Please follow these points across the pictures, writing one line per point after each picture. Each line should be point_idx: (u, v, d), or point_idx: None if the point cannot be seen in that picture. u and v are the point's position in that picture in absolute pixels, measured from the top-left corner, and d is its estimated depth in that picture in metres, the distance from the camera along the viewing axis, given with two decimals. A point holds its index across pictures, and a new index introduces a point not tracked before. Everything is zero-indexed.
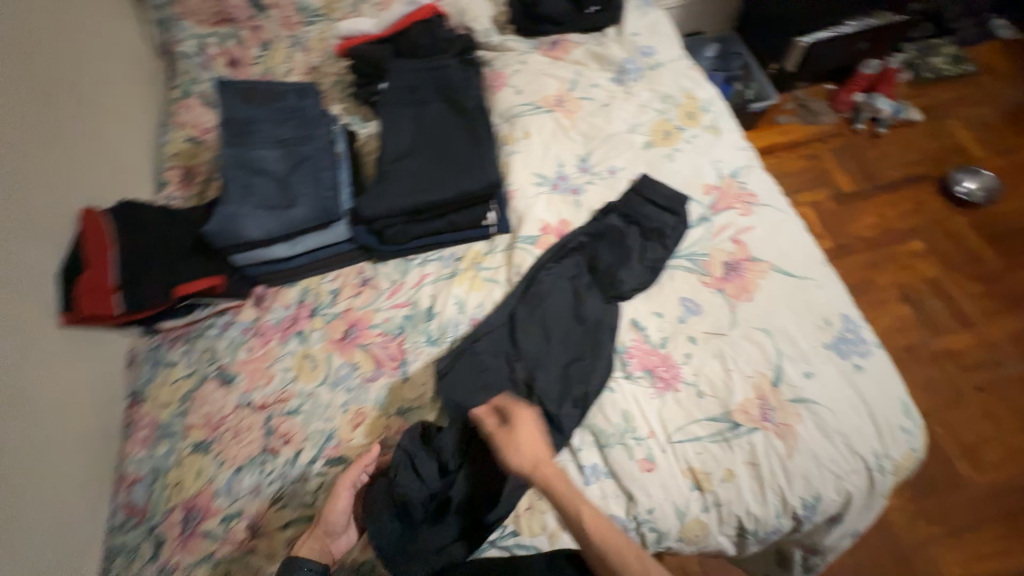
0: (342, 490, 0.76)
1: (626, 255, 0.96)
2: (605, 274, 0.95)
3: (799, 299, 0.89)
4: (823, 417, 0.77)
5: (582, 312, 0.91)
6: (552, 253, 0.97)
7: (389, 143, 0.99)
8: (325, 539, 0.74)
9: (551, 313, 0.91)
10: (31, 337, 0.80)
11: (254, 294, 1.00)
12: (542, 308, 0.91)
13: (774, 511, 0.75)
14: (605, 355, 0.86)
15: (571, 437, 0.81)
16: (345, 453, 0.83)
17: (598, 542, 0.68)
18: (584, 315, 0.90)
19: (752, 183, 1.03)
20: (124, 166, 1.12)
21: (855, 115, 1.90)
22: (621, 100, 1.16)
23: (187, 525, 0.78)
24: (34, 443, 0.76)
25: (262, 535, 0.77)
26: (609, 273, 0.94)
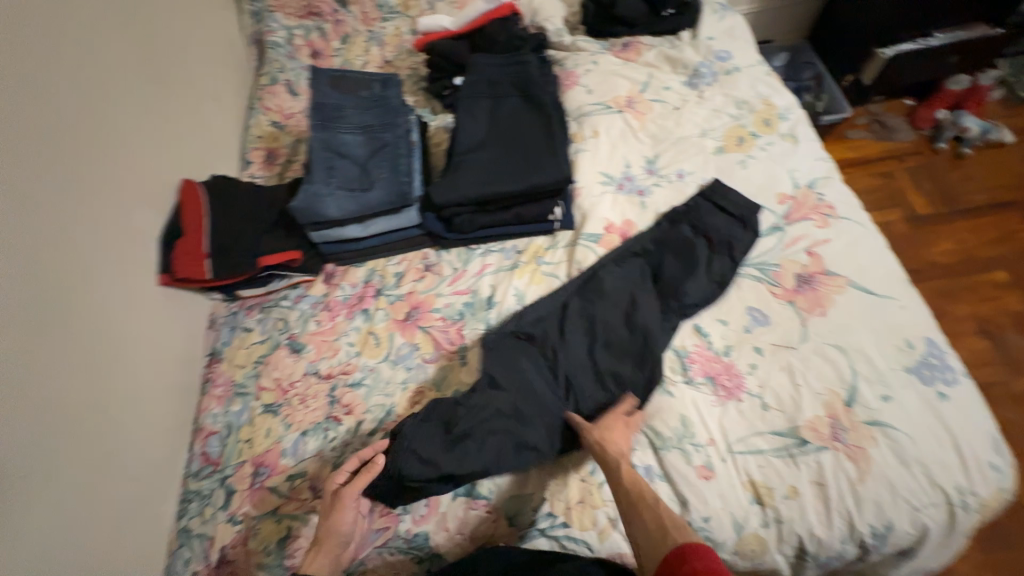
0: (348, 502, 0.71)
1: (692, 264, 0.94)
2: (668, 284, 0.93)
3: (879, 318, 0.84)
4: (901, 444, 0.73)
5: (636, 318, 0.88)
6: (616, 256, 0.97)
7: (463, 134, 1.02)
8: (335, 552, 0.70)
9: (603, 314, 0.90)
10: (132, 293, 0.88)
11: (325, 271, 1.06)
12: (597, 309, 0.90)
13: (839, 536, 0.72)
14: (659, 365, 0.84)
15: None
16: None
17: (631, 496, 0.68)
18: (635, 322, 0.88)
19: (831, 195, 0.99)
20: (216, 144, 1.21)
21: (936, 133, 1.78)
22: (693, 104, 1.15)
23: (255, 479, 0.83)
24: (127, 388, 0.83)
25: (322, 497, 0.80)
26: (673, 283, 0.92)
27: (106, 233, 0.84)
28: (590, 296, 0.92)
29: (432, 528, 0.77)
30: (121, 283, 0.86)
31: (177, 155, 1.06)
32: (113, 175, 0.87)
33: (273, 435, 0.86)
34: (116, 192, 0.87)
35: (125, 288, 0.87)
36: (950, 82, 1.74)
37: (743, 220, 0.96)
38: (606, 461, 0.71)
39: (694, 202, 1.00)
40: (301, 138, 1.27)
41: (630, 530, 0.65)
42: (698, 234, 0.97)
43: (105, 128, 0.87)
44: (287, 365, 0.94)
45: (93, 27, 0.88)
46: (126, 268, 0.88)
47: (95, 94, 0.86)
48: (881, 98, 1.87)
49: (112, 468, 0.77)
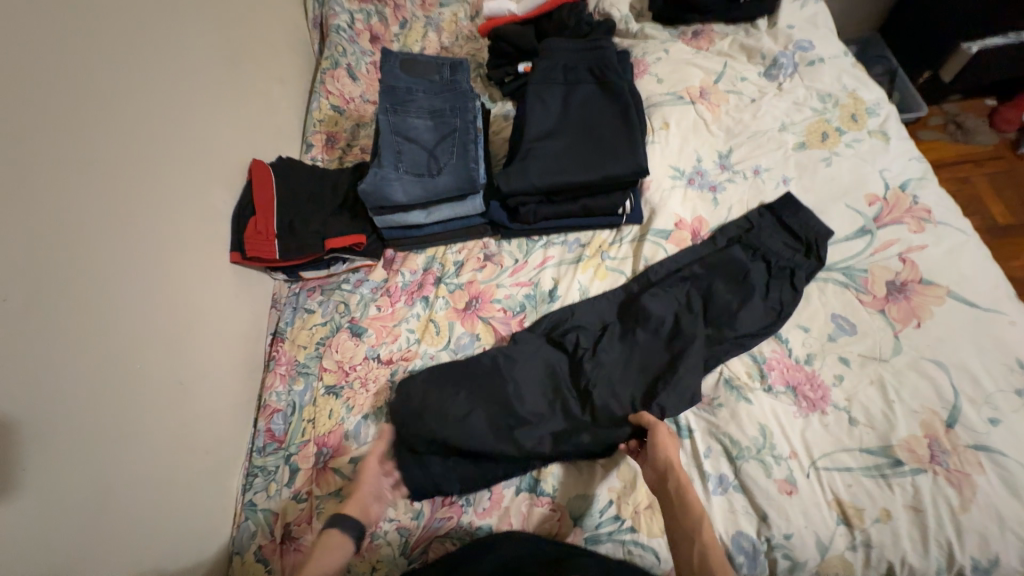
0: (370, 460, 0.75)
1: (744, 291, 0.86)
2: (721, 299, 0.86)
3: (983, 334, 0.77)
4: (1011, 473, 0.67)
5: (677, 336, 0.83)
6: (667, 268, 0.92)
7: (533, 122, 0.99)
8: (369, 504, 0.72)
9: (645, 326, 0.85)
10: (206, 270, 0.90)
11: (385, 257, 1.06)
12: (639, 328, 0.85)
13: (937, 567, 0.66)
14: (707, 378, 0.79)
15: (696, 441, 0.77)
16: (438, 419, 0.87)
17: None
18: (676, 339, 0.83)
19: (928, 197, 0.92)
20: (281, 127, 1.22)
21: (1022, 137, 1.59)
22: (772, 96, 1.08)
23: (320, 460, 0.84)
24: (201, 362, 0.85)
25: None
26: (726, 299, 0.86)
27: (181, 211, 0.86)
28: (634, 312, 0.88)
29: (496, 522, 0.76)
30: (194, 260, 0.88)
31: (247, 136, 1.08)
32: (186, 154, 0.89)
33: (336, 417, 0.87)
34: (190, 171, 0.89)
35: (198, 265, 0.89)
36: None
37: (806, 243, 0.90)
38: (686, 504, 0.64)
39: (758, 214, 0.95)
40: (362, 123, 1.26)
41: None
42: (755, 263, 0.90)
43: (179, 109, 0.88)
44: (348, 348, 0.94)
45: (167, 10, 0.89)
46: (200, 246, 0.90)
47: (167, 76, 0.87)
48: (957, 97, 1.70)
49: (188, 438, 0.80)
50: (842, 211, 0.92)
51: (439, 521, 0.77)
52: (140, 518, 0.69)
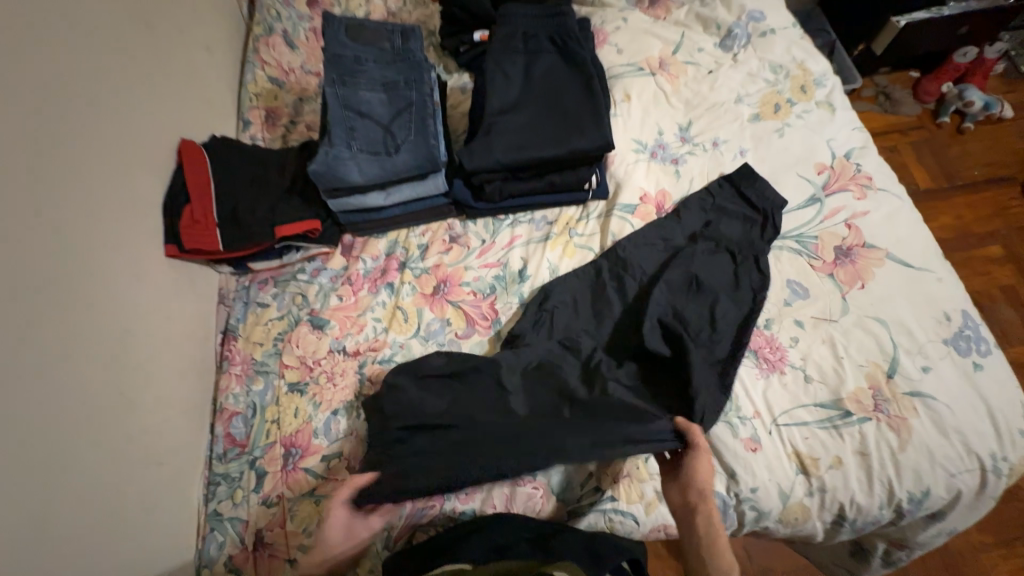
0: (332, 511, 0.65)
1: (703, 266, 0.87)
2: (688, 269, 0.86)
3: (917, 290, 0.84)
4: (940, 413, 0.75)
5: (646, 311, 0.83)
6: (633, 242, 0.91)
7: (495, 95, 0.95)
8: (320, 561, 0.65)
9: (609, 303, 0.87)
10: (141, 267, 0.81)
11: (343, 243, 0.99)
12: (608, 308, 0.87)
13: (879, 502, 0.74)
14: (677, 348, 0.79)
15: None
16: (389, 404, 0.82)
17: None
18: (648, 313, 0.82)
19: (868, 165, 0.97)
20: (212, 102, 1.09)
21: (939, 107, 1.71)
22: (728, 67, 1.09)
23: (289, 462, 0.79)
24: (147, 368, 0.78)
25: None
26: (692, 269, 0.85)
27: (104, 200, 0.76)
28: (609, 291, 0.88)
29: (479, 506, 0.76)
30: (125, 256, 0.79)
31: (173, 113, 0.96)
32: (102, 135, 0.78)
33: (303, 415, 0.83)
34: (110, 155, 0.79)
35: (130, 261, 0.80)
36: (957, 54, 1.63)
37: (764, 214, 0.92)
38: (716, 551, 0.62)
39: (721, 186, 0.96)
40: (305, 97, 1.16)
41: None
42: (716, 237, 0.91)
43: (88, 81, 0.77)
44: (310, 342, 0.89)
45: None
46: (130, 239, 0.80)
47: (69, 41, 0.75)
48: (887, 69, 1.78)
49: (140, 451, 0.73)
50: (794, 181, 0.96)
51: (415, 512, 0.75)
52: (94, 541, 0.64)
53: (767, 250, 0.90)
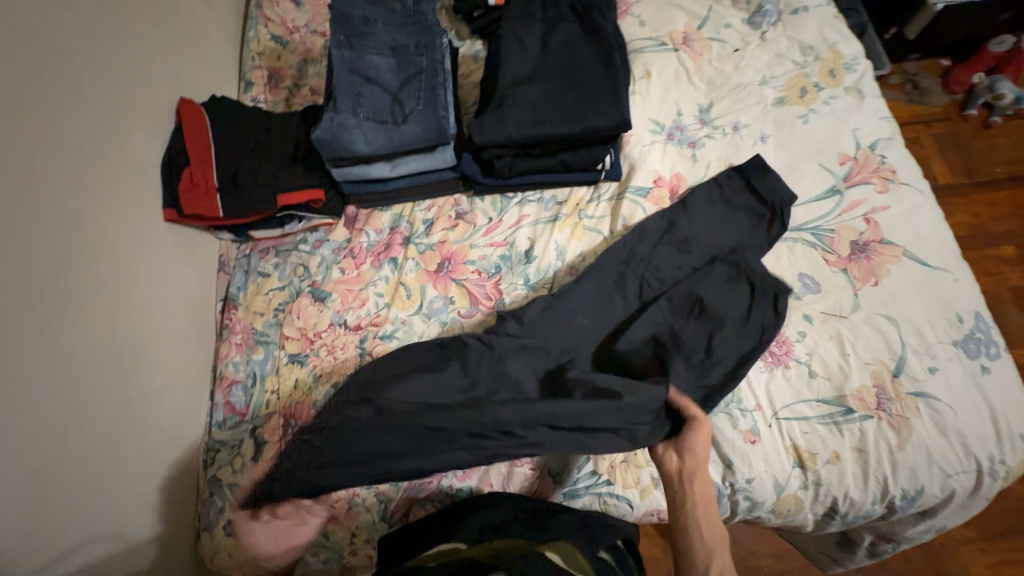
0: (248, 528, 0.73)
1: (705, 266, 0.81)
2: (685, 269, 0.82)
3: (931, 290, 0.83)
4: (942, 415, 0.75)
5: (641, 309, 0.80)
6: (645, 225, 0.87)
7: (508, 66, 0.90)
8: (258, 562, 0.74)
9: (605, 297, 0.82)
10: (138, 231, 0.80)
11: (347, 215, 0.97)
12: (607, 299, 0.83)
13: (872, 498, 0.75)
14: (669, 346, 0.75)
15: None
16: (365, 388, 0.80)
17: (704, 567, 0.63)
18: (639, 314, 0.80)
19: (893, 157, 0.93)
20: (214, 60, 1.05)
21: (968, 99, 1.64)
22: (755, 46, 1.04)
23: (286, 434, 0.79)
24: (144, 333, 0.78)
25: None
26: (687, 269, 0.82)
27: (96, 161, 0.74)
28: (614, 278, 0.84)
29: (476, 484, 0.77)
30: (120, 220, 0.77)
31: (172, 70, 0.93)
32: (93, 92, 0.75)
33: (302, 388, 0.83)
34: (103, 114, 0.76)
35: (126, 225, 0.78)
36: (991, 43, 1.56)
37: (771, 208, 0.88)
38: (707, 525, 0.65)
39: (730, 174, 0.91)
40: (310, 59, 1.11)
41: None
42: (721, 233, 0.87)
43: (77, 34, 0.73)
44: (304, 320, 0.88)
45: None
46: (126, 203, 0.79)
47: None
48: (918, 55, 1.70)
49: (137, 416, 0.74)
50: (815, 170, 0.93)
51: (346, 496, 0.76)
52: (90, 501, 0.65)
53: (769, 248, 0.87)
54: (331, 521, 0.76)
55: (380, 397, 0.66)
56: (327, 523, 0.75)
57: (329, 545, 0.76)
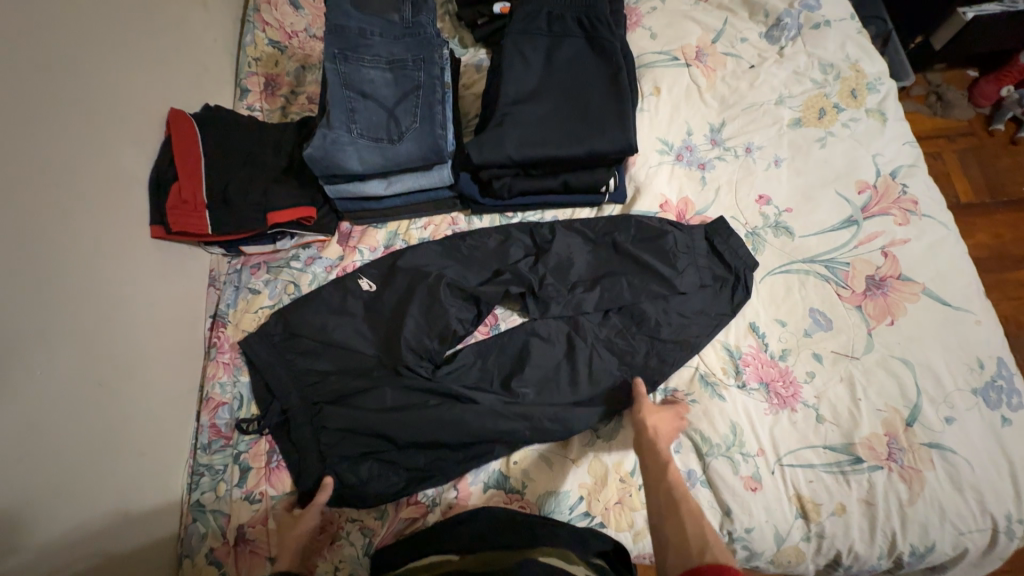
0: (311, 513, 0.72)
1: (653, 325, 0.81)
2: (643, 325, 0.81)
3: (950, 332, 0.78)
4: (958, 469, 0.71)
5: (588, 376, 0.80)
6: (657, 256, 0.84)
7: (510, 82, 0.86)
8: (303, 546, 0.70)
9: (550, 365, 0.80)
10: (124, 248, 0.78)
11: (341, 231, 0.94)
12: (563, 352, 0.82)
13: (878, 553, 0.71)
14: (608, 407, 0.77)
15: (625, 460, 0.76)
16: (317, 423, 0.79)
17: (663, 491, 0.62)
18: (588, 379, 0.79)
19: (915, 186, 0.88)
20: (207, 67, 1.02)
21: (995, 112, 1.55)
22: (772, 62, 0.99)
23: (234, 486, 0.78)
24: (131, 354, 0.76)
25: (251, 539, 0.75)
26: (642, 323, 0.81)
27: (80, 178, 0.71)
28: (566, 338, 0.82)
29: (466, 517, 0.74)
30: (106, 237, 0.75)
31: (163, 78, 0.90)
32: (78, 105, 0.72)
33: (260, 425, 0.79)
34: (88, 127, 0.73)
35: (110, 243, 0.76)
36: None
37: (735, 274, 0.83)
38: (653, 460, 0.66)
39: (690, 229, 0.86)
40: (308, 66, 1.07)
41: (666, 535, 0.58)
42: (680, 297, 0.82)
43: (59, 44, 0.70)
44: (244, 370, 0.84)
45: None
46: (110, 219, 0.76)
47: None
48: (942, 66, 1.61)
49: (119, 443, 0.72)
50: (830, 198, 0.88)
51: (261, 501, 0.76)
52: (65, 535, 0.63)
53: (732, 315, 0.82)
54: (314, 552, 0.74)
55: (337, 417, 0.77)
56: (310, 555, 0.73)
57: None
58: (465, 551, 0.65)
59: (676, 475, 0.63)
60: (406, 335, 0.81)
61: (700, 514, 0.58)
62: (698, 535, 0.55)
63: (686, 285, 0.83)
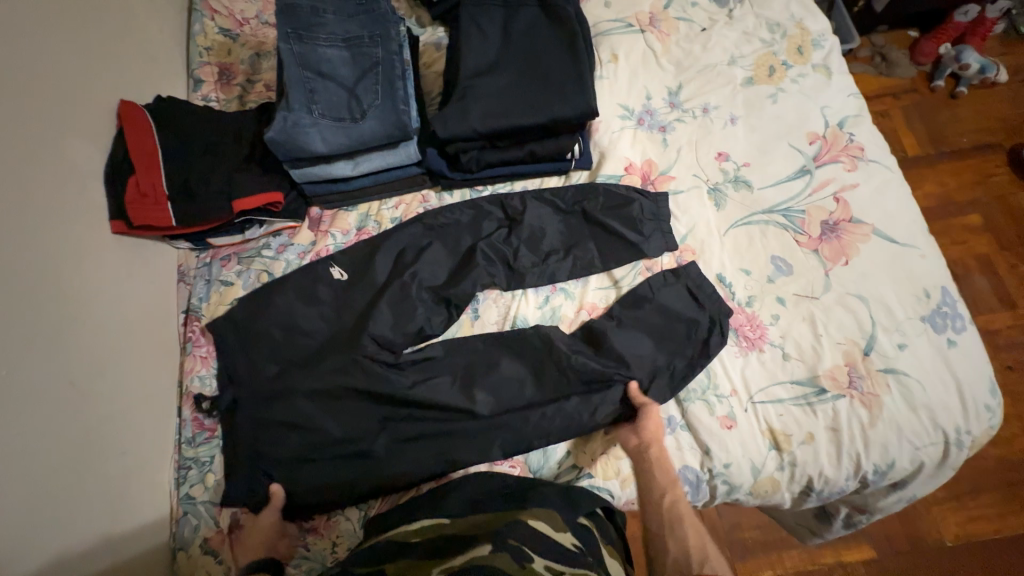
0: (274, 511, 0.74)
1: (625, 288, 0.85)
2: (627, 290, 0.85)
3: (899, 267, 0.83)
4: (911, 390, 0.76)
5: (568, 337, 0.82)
6: (622, 302, 0.84)
7: (469, 55, 0.87)
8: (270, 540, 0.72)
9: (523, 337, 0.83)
10: (83, 247, 0.76)
11: (311, 216, 0.93)
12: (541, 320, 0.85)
13: (845, 474, 0.76)
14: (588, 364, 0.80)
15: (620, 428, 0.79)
16: (300, 411, 0.78)
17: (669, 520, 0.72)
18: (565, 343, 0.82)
19: (861, 135, 0.93)
20: (156, 57, 0.98)
21: (935, 69, 1.63)
22: (722, 24, 1.02)
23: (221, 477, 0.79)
24: (100, 355, 0.74)
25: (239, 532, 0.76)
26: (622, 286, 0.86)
27: (30, 174, 0.69)
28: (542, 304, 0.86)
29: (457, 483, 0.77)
30: (62, 236, 0.73)
31: (110, 70, 0.87)
32: (19, 96, 0.69)
33: (243, 413, 0.78)
34: (35, 122, 0.71)
35: (67, 242, 0.73)
36: (958, 13, 1.55)
37: (710, 316, 0.82)
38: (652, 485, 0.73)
39: (656, 195, 0.89)
40: (262, 52, 1.05)
41: (669, 545, 0.72)
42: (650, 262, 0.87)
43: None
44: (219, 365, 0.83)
45: None
46: (65, 218, 0.74)
47: None
48: (885, 27, 1.68)
49: (97, 443, 0.70)
50: (785, 151, 0.92)
51: (240, 488, 0.75)
52: (50, 536, 0.62)
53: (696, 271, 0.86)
54: (311, 531, 0.76)
55: (320, 397, 0.79)
56: (307, 534, 0.76)
57: (310, 557, 0.74)
58: (459, 514, 0.67)
59: (677, 494, 0.73)
60: (375, 323, 0.82)
61: (694, 519, 0.73)
62: (697, 545, 0.72)
63: (652, 245, 0.87)
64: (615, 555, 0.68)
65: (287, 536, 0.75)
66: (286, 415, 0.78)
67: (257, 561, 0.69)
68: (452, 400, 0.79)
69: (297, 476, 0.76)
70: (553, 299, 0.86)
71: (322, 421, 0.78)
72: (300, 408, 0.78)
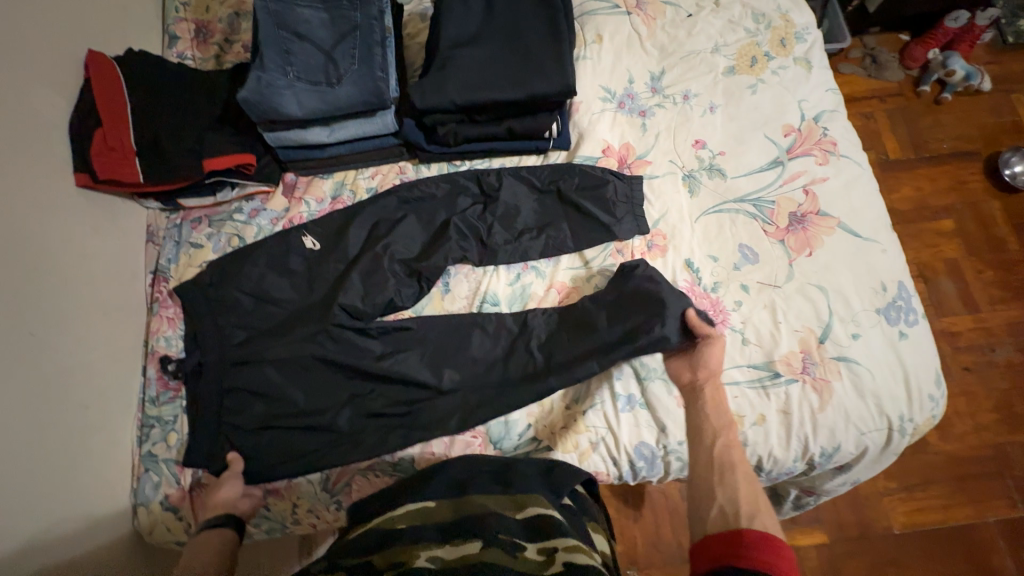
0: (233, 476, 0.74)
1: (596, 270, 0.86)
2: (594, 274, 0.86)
3: (860, 259, 0.86)
4: (861, 378, 0.79)
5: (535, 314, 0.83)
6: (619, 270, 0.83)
7: (450, 26, 0.86)
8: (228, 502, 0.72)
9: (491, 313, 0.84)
10: (46, 199, 0.74)
11: (285, 182, 0.92)
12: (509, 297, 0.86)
13: (794, 455, 0.79)
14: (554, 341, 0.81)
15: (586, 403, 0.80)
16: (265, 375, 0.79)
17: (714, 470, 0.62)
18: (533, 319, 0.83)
19: (835, 129, 0.95)
20: (129, 10, 0.95)
21: (923, 74, 1.65)
22: (709, 12, 1.02)
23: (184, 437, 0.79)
24: (62, 310, 0.73)
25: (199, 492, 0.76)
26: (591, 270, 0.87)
27: None
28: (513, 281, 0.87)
29: (417, 453, 0.78)
30: (24, 186, 0.71)
31: (80, 20, 0.84)
32: None
33: (206, 375, 0.78)
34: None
35: (28, 193, 0.72)
36: (948, 19, 1.56)
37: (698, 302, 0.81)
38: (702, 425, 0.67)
39: (631, 178, 0.90)
40: (242, 12, 1.02)
41: (714, 491, 0.59)
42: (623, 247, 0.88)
43: None
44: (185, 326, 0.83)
45: None
46: (27, 168, 0.73)
47: None
48: (877, 29, 1.69)
49: (56, 396, 0.70)
50: (760, 142, 0.93)
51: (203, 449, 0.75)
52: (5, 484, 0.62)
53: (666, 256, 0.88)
54: (271, 493, 0.77)
55: (285, 363, 0.79)
56: (268, 496, 0.77)
57: (270, 517, 0.77)
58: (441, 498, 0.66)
59: (732, 438, 0.64)
60: (344, 292, 0.82)
61: (753, 477, 0.60)
62: (748, 498, 0.57)
63: (623, 228, 0.88)
64: (599, 530, 0.68)
65: (251, 498, 0.75)
66: (251, 378, 0.78)
67: (218, 519, 0.69)
68: (417, 370, 0.80)
69: (258, 439, 0.77)
70: (523, 276, 0.87)
71: (286, 387, 0.79)
72: (265, 373, 0.79)
